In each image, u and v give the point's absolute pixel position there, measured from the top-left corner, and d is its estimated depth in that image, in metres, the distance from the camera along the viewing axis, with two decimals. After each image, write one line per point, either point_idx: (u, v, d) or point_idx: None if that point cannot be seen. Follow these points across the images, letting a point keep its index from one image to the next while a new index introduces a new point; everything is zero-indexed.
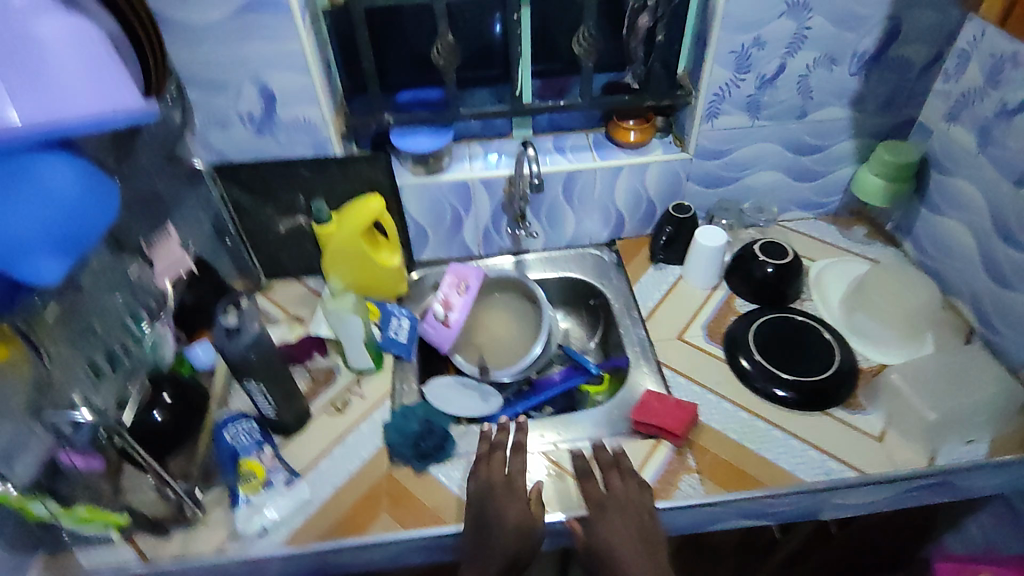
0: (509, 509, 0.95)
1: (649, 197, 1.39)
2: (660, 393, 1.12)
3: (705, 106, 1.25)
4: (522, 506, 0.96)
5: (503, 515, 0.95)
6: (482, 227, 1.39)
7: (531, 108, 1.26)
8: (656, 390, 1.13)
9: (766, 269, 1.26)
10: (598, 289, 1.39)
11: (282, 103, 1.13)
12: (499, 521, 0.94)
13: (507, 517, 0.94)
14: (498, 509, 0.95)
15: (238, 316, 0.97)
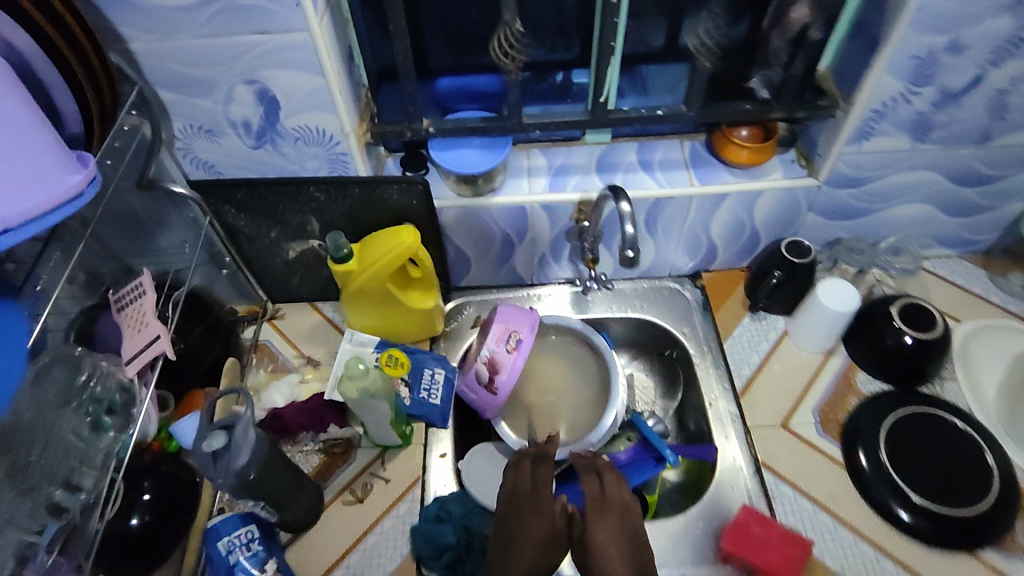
0: (526, 519, 0.75)
1: (754, 228, 1.09)
2: (760, 511, 0.90)
3: (855, 126, 0.90)
4: (541, 515, 0.76)
5: (514, 521, 0.76)
6: (538, 254, 1.12)
7: (616, 118, 0.92)
8: (754, 507, 0.91)
9: (902, 340, 0.98)
10: (676, 339, 1.12)
11: (286, 111, 0.83)
12: (508, 536, 0.75)
13: (521, 518, 0.76)
14: (510, 523, 0.76)
15: (224, 439, 0.72)
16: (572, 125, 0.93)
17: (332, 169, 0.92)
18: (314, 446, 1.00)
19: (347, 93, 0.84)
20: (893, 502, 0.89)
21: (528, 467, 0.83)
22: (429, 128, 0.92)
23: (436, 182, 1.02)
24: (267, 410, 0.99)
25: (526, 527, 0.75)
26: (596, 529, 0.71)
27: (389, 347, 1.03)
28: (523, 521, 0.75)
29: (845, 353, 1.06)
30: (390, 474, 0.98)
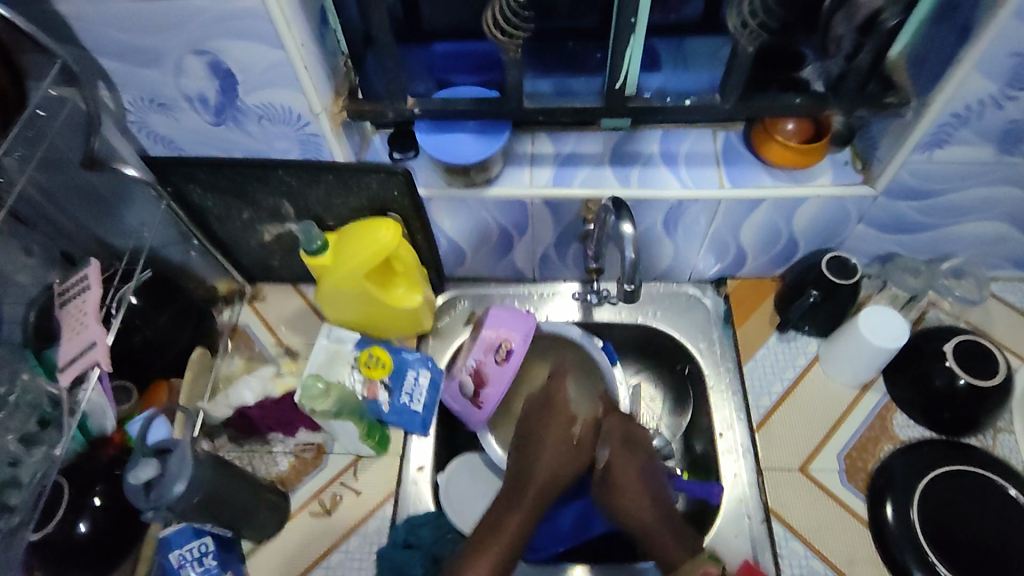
0: (554, 439, 0.90)
1: (792, 237, 0.94)
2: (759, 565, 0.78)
3: (929, 132, 0.74)
4: (559, 426, 0.91)
5: (542, 438, 0.90)
6: (540, 250, 1.00)
7: (634, 108, 0.78)
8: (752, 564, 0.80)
9: (953, 382, 0.84)
10: (690, 353, 1.00)
11: (245, 86, 0.72)
12: (540, 449, 0.89)
13: (548, 435, 0.90)
14: (542, 442, 0.90)
15: (157, 466, 0.65)
16: (582, 114, 0.79)
17: (304, 150, 0.81)
18: (283, 448, 0.93)
19: (315, 67, 0.72)
20: (916, 570, 0.79)
21: (552, 394, 0.95)
22: (414, 109, 0.79)
23: (424, 169, 0.89)
24: (234, 408, 0.92)
25: (553, 438, 0.90)
26: (620, 474, 0.88)
27: (371, 345, 0.93)
28: (549, 437, 0.91)
29: (884, 390, 0.93)
30: (361, 486, 0.90)
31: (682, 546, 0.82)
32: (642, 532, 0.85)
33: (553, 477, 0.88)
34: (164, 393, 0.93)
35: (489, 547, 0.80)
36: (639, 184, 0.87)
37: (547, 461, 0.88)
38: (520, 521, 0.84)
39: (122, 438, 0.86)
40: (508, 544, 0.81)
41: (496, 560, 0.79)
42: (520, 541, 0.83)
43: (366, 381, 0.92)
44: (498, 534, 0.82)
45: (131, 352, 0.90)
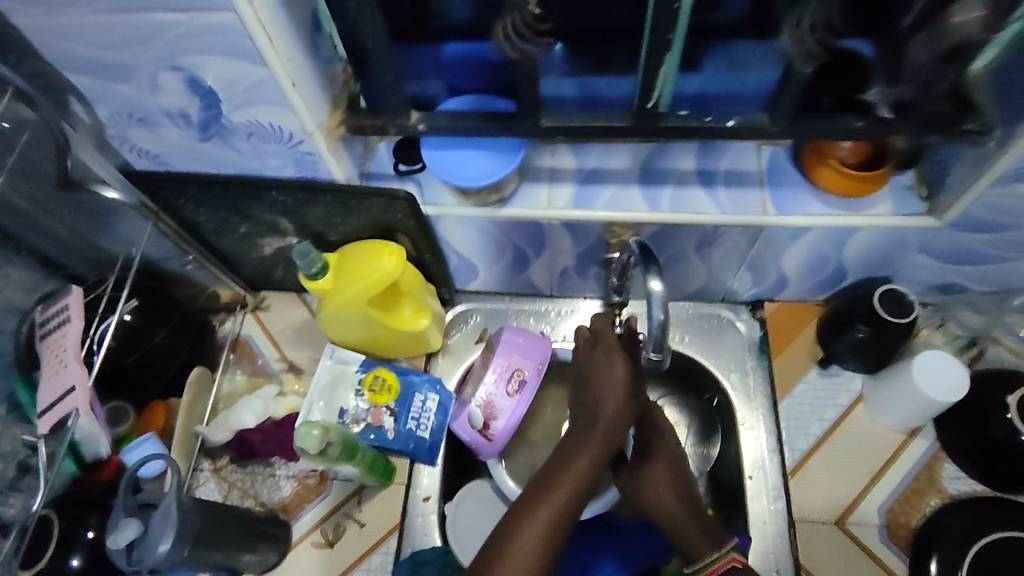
0: (614, 403, 0.74)
1: (840, 264, 0.84)
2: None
3: (1015, 166, 0.63)
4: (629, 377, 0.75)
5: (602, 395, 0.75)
6: (559, 268, 0.92)
7: (667, 129, 0.68)
8: None
9: (1014, 436, 0.75)
10: (719, 383, 0.92)
11: (229, 103, 0.65)
12: (601, 400, 0.74)
13: (610, 391, 0.74)
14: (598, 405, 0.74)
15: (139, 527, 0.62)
16: (608, 133, 0.70)
17: (299, 169, 0.74)
18: (287, 473, 0.89)
19: (305, 83, 0.64)
20: None
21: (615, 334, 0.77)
22: (418, 126, 0.70)
23: (431, 184, 0.81)
24: (234, 432, 0.88)
25: (615, 396, 0.74)
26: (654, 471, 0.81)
27: (376, 366, 0.90)
28: (611, 388, 0.74)
29: (933, 435, 0.84)
30: (366, 518, 0.87)
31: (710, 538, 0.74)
32: (670, 514, 0.77)
33: (615, 432, 0.74)
34: (160, 417, 0.88)
35: (549, 503, 0.70)
36: (671, 206, 0.78)
37: (608, 414, 0.74)
38: (583, 473, 0.71)
39: (120, 461, 0.82)
40: (564, 505, 0.70)
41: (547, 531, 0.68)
42: (578, 498, 0.72)
43: (371, 405, 0.88)
44: (558, 485, 0.71)
45: (125, 374, 0.84)
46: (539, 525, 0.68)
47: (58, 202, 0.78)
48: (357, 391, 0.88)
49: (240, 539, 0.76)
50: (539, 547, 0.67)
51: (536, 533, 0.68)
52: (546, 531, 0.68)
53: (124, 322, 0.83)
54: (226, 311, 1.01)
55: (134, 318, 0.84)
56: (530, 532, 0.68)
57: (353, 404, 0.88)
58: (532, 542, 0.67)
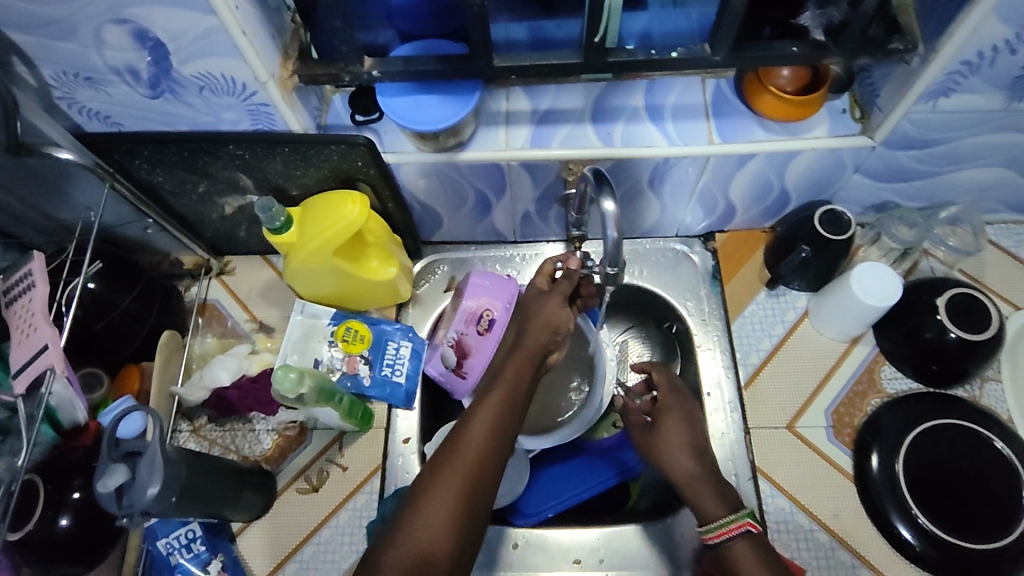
0: (542, 327, 0.75)
1: (784, 190, 0.89)
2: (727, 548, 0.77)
3: (933, 82, 0.69)
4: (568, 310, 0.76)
5: (531, 325, 0.76)
6: (520, 212, 0.94)
7: (615, 63, 0.71)
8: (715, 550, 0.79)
9: (944, 335, 0.82)
10: (677, 312, 0.97)
11: (178, 57, 0.65)
12: (528, 329, 0.75)
13: (540, 319, 0.76)
14: (528, 332, 0.75)
15: (125, 474, 0.63)
16: (559, 71, 0.72)
17: (254, 121, 0.75)
18: (266, 427, 0.90)
19: (255, 32, 0.65)
20: (897, 518, 0.79)
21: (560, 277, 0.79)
22: (371, 72, 0.71)
23: (389, 132, 0.82)
24: (210, 390, 0.89)
25: (544, 323, 0.75)
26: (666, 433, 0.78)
27: (347, 319, 0.92)
28: (547, 313, 0.76)
29: (873, 342, 0.91)
30: (348, 462, 0.89)
31: (720, 499, 0.72)
32: (684, 472, 0.75)
33: (542, 352, 0.74)
34: (136, 379, 0.88)
35: (487, 406, 0.68)
36: (623, 141, 0.81)
37: (534, 340, 0.75)
38: (514, 380, 0.71)
39: (99, 426, 0.81)
40: (508, 396, 0.69)
41: (494, 420, 0.67)
42: (519, 407, 0.70)
43: (345, 355, 0.90)
44: (500, 382, 0.70)
45: (97, 340, 0.86)
46: (479, 427, 0.66)
47: (10, 171, 0.77)
48: (330, 342, 0.90)
49: (227, 489, 0.78)
50: (483, 449, 0.65)
51: (479, 435, 0.66)
52: (487, 431, 0.66)
53: (89, 290, 0.83)
54: (191, 276, 1.01)
55: (98, 286, 0.84)
56: (474, 435, 0.66)
57: (327, 355, 0.90)
58: (475, 443, 0.65)
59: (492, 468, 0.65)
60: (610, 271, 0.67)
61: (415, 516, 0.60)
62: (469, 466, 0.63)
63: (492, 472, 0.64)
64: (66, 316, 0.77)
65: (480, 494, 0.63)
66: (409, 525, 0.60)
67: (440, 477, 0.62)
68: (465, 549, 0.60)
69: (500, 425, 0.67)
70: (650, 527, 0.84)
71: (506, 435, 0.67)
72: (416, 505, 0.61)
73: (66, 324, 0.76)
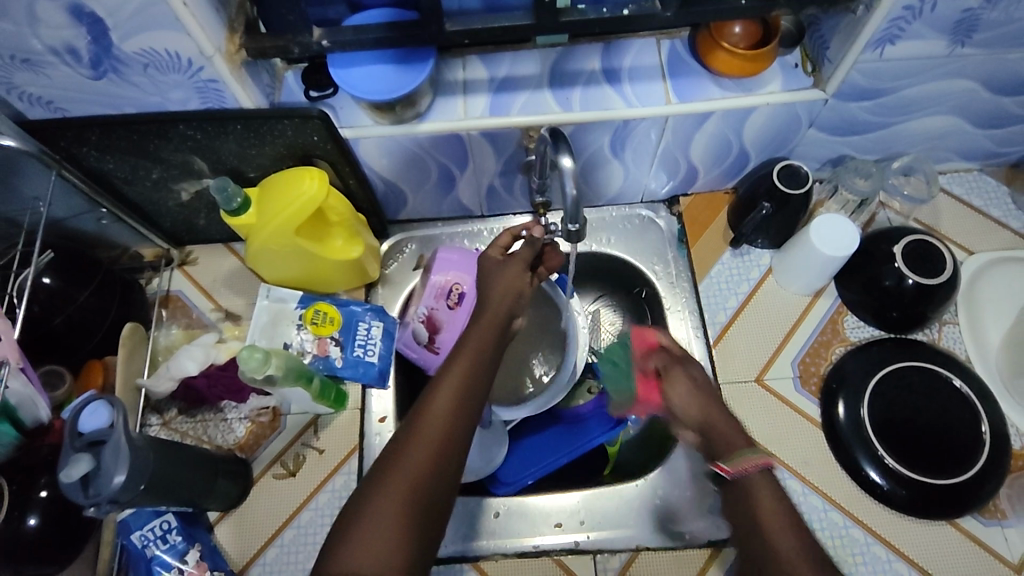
0: (501, 295, 0.75)
1: (742, 149, 0.90)
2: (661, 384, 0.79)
3: (877, 30, 0.70)
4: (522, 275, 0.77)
5: (491, 293, 0.75)
6: (485, 184, 0.94)
7: (569, 24, 0.71)
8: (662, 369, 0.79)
9: (902, 282, 0.84)
10: (646, 277, 0.98)
11: (118, 33, 0.63)
12: (487, 298, 0.75)
13: (498, 288, 0.75)
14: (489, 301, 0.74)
15: (87, 462, 0.61)
16: (512, 34, 0.72)
17: (203, 99, 0.73)
18: (238, 415, 0.89)
19: (197, 4, 0.63)
20: (866, 461, 0.82)
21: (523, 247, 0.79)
22: (321, 42, 0.71)
23: (345, 107, 0.81)
24: (178, 380, 0.87)
25: (504, 291, 0.75)
26: (672, 381, 0.76)
27: (315, 302, 0.90)
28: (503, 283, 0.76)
29: (836, 293, 0.93)
30: (324, 445, 0.88)
31: (739, 436, 0.68)
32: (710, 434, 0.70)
33: (504, 320, 0.73)
34: (99, 373, 0.85)
35: (451, 378, 0.66)
36: (582, 106, 0.81)
37: (496, 307, 0.74)
38: (478, 352, 0.69)
39: (63, 423, 0.81)
40: (467, 370, 0.67)
41: (457, 395, 0.65)
42: (482, 381, 0.68)
43: (314, 338, 0.89)
44: (460, 357, 0.69)
45: (56, 336, 0.83)
46: (443, 400, 0.64)
47: None
48: (298, 326, 0.89)
49: (199, 476, 0.77)
50: (448, 424, 0.63)
51: (443, 409, 0.64)
52: (452, 404, 0.64)
53: (44, 285, 0.81)
54: (151, 269, 0.98)
55: (53, 280, 0.82)
56: (438, 409, 0.64)
57: (296, 339, 0.89)
58: (437, 423, 0.63)
59: (457, 442, 0.64)
60: (573, 228, 0.68)
61: (379, 495, 0.59)
62: (431, 446, 0.62)
63: (457, 445, 0.63)
64: (21, 309, 0.75)
65: (442, 475, 0.61)
66: (373, 505, 0.58)
67: (403, 457, 0.61)
68: (428, 530, 0.59)
69: (464, 399, 0.66)
70: (631, 488, 0.85)
71: (468, 411, 0.65)
72: (377, 490, 0.59)
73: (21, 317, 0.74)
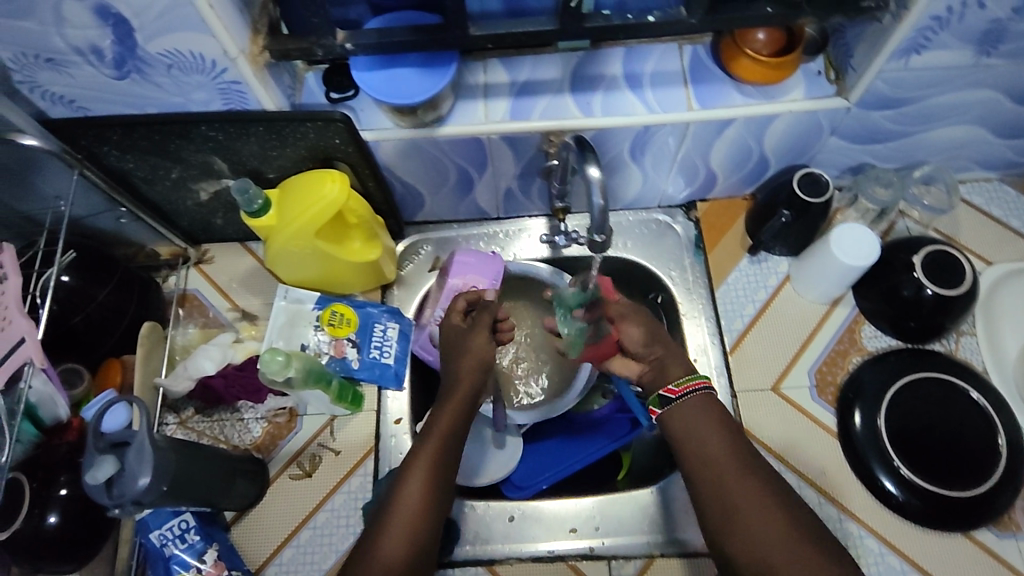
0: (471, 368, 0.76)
1: (762, 156, 0.90)
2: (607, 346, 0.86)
3: (904, 39, 0.70)
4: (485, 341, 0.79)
5: (460, 365, 0.77)
6: (502, 188, 0.94)
7: (593, 30, 0.71)
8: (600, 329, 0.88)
9: (921, 292, 0.84)
10: (662, 282, 0.97)
11: (143, 33, 0.63)
12: (455, 372, 0.76)
13: (465, 360, 0.76)
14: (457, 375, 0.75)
15: (112, 464, 0.62)
16: (536, 38, 0.72)
17: (226, 100, 0.73)
18: (255, 415, 0.90)
19: (222, 4, 0.63)
20: (882, 472, 0.81)
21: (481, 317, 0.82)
22: (344, 44, 0.70)
23: (365, 109, 0.81)
24: (196, 380, 0.88)
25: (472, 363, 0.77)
26: (627, 327, 0.78)
27: (332, 303, 0.90)
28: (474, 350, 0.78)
29: (853, 302, 0.93)
30: (340, 446, 0.89)
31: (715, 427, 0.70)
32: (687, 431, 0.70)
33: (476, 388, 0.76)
34: (118, 372, 0.86)
35: (422, 460, 0.69)
36: (603, 111, 0.80)
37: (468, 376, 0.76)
38: (446, 429, 0.71)
39: (82, 422, 0.80)
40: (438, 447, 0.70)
41: (428, 473, 0.68)
42: (453, 451, 0.71)
43: (331, 338, 0.89)
44: (433, 430, 0.71)
45: (74, 334, 0.83)
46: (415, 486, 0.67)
47: None
48: (315, 326, 0.89)
49: (218, 476, 0.77)
50: (420, 509, 0.66)
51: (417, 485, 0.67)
52: (424, 488, 0.67)
53: (63, 284, 0.81)
54: (168, 267, 0.98)
55: (72, 278, 0.82)
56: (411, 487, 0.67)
57: (313, 339, 0.89)
58: (412, 501, 0.66)
59: (432, 517, 0.67)
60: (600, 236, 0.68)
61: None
62: (406, 527, 0.65)
63: (430, 526, 0.66)
64: (41, 307, 0.75)
65: (420, 550, 0.65)
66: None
67: (381, 539, 0.64)
68: None
69: (436, 473, 0.68)
70: (647, 494, 0.85)
71: (441, 484, 0.69)
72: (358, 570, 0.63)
73: (43, 317, 0.74)
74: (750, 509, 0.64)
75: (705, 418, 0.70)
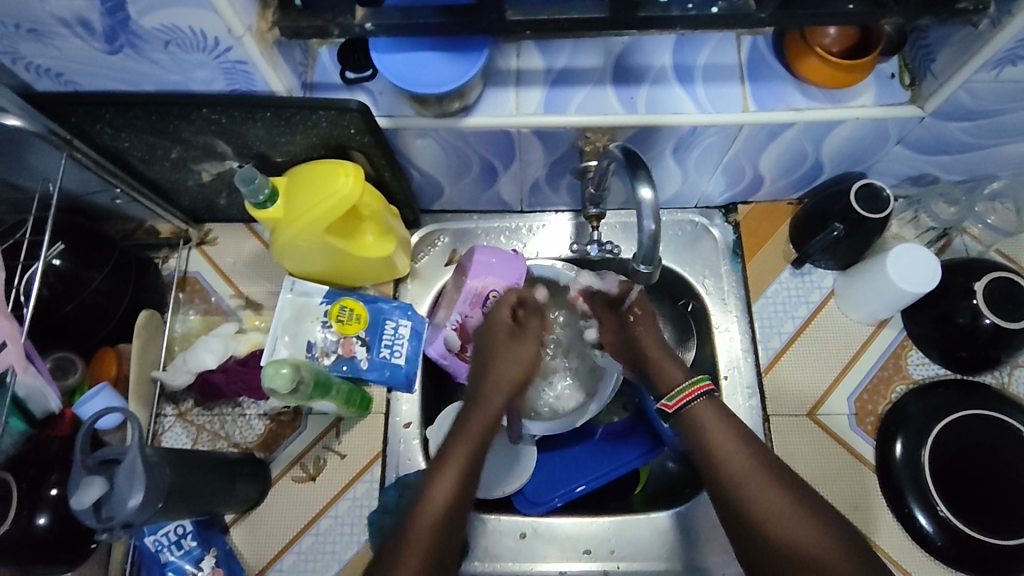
0: (526, 356, 0.80)
1: (817, 162, 0.82)
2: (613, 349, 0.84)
3: (1001, 48, 0.61)
4: (525, 345, 0.81)
5: (509, 350, 0.80)
6: (529, 181, 0.86)
7: (647, 20, 0.62)
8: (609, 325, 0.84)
9: (978, 321, 0.77)
10: (695, 290, 0.90)
11: (135, 6, 0.55)
12: (509, 349, 0.80)
13: (518, 351, 0.80)
14: (506, 354, 0.79)
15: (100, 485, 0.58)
16: (581, 27, 0.63)
17: (230, 80, 0.65)
18: (258, 411, 0.85)
19: None
20: (919, 510, 0.77)
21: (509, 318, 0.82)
22: (364, 24, 0.62)
23: (384, 93, 0.73)
24: (196, 374, 0.83)
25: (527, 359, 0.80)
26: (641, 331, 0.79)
27: (342, 297, 0.84)
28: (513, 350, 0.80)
29: (901, 325, 0.86)
30: (346, 449, 0.84)
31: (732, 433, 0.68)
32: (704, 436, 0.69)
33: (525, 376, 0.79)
34: (112, 364, 0.81)
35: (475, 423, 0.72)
36: (648, 108, 0.72)
37: (521, 352, 0.80)
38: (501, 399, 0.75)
39: (75, 414, 0.77)
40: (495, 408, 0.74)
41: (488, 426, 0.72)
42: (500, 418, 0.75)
43: (340, 336, 0.83)
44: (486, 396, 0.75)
45: (66, 322, 0.78)
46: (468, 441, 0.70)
47: None
48: (324, 323, 0.84)
49: (218, 484, 0.73)
50: (469, 466, 0.67)
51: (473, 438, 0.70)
52: (474, 448, 0.69)
53: (54, 268, 0.75)
54: (168, 247, 0.92)
55: (64, 263, 0.76)
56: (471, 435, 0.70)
57: (320, 337, 0.83)
58: (468, 448, 0.69)
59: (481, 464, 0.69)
60: (644, 268, 0.66)
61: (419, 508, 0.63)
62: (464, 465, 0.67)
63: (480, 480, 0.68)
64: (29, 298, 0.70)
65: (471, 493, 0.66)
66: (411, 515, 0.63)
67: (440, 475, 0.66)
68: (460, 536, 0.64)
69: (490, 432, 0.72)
70: (667, 519, 0.81)
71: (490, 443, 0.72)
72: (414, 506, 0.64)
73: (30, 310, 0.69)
74: (763, 507, 0.63)
75: (713, 424, 0.69)
